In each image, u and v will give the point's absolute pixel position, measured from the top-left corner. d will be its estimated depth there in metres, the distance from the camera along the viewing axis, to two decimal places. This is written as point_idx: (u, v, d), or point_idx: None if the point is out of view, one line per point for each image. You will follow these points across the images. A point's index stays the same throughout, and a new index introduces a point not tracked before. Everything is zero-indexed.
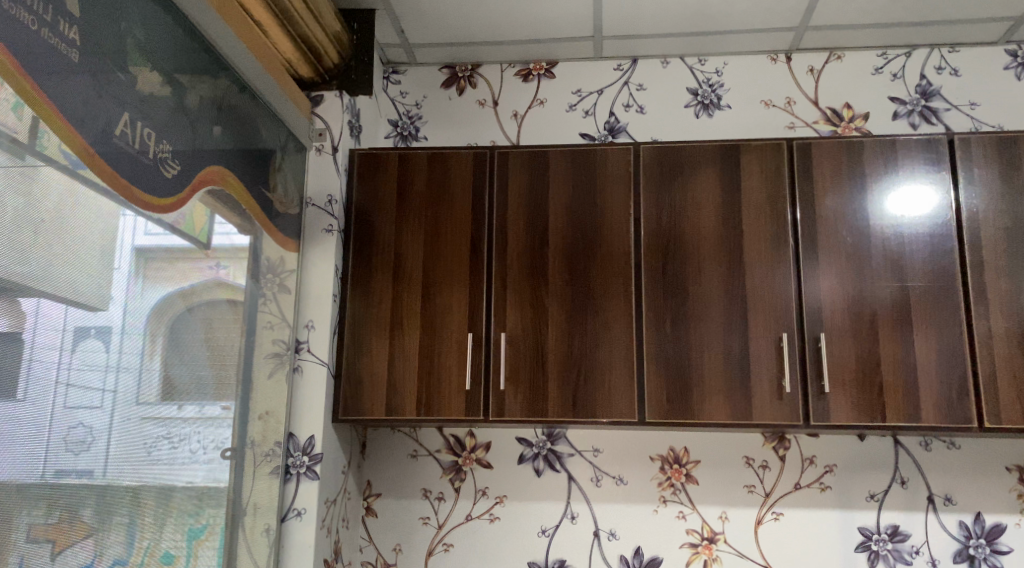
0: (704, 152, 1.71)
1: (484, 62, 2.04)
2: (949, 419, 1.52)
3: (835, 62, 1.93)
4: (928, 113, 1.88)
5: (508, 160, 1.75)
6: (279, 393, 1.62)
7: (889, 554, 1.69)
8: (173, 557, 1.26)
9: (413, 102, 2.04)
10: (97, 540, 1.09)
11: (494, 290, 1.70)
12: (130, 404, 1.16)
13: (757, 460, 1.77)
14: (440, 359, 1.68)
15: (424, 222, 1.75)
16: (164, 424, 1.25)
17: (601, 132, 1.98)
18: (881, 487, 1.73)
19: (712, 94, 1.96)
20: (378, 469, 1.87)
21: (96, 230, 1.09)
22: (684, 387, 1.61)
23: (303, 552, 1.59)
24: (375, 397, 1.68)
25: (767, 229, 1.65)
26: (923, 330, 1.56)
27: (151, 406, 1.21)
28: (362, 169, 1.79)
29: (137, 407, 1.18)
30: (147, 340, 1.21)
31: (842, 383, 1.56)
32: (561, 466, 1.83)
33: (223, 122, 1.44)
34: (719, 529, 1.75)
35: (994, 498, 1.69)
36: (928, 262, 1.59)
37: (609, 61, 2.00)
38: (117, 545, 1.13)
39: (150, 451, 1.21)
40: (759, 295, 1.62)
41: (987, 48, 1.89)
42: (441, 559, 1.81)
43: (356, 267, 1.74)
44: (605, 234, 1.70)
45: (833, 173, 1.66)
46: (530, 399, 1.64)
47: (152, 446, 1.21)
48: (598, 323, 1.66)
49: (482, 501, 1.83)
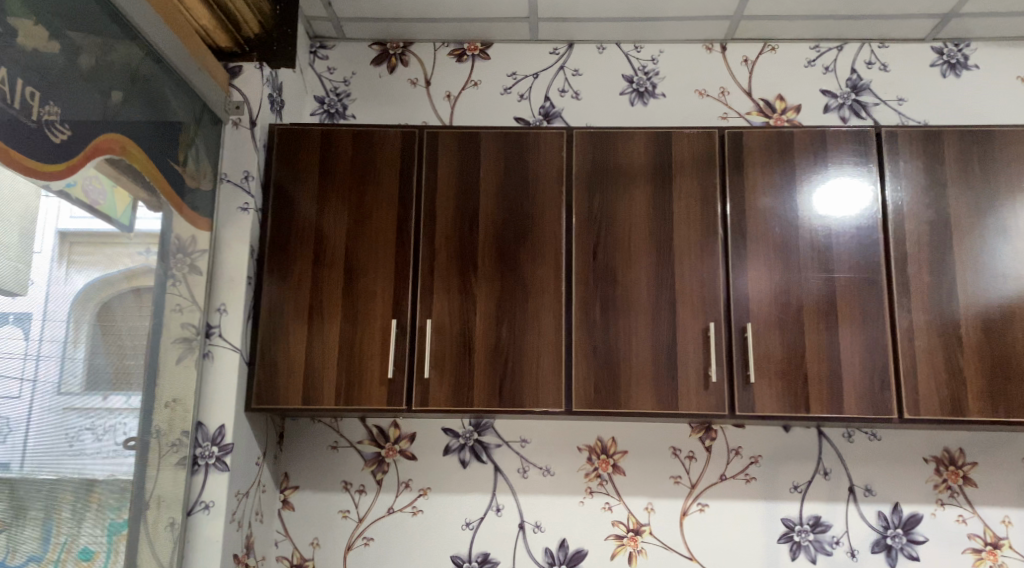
0: (636, 139, 1.68)
1: (416, 40, 1.97)
2: (870, 411, 1.53)
3: (769, 54, 1.92)
4: (858, 107, 1.89)
5: (437, 140, 1.69)
6: (188, 379, 1.54)
7: (811, 544, 1.70)
8: (92, 553, 1.25)
9: (342, 79, 1.96)
10: (10, 535, 1.08)
11: (420, 274, 1.63)
12: (50, 394, 1.16)
13: (684, 450, 1.76)
14: (362, 345, 1.61)
15: (347, 202, 1.67)
16: (89, 414, 1.26)
17: (536, 116, 1.93)
18: (805, 478, 1.73)
19: (647, 82, 1.93)
20: (297, 461, 1.79)
21: (15, 217, 1.09)
22: (611, 376, 1.58)
23: (211, 547, 1.51)
24: (291, 384, 1.60)
25: (697, 218, 1.63)
26: (848, 323, 1.57)
27: (75, 396, 1.22)
28: (281, 144, 1.71)
29: (59, 397, 1.18)
30: (72, 328, 1.22)
31: (768, 374, 1.56)
32: (488, 457, 1.78)
33: (122, 86, 1.35)
34: (645, 521, 1.73)
35: (912, 489, 1.71)
36: (854, 255, 1.59)
37: (545, 44, 1.96)
38: (32, 542, 1.11)
39: (73, 443, 1.22)
40: (688, 284, 1.60)
41: (915, 45, 1.91)
42: (361, 553, 1.75)
43: (273, 248, 1.66)
44: (537, 218, 1.65)
45: (763, 163, 1.65)
46: (456, 388, 1.59)
47: (75, 439, 1.22)
48: (527, 310, 1.61)
49: (405, 494, 1.77)
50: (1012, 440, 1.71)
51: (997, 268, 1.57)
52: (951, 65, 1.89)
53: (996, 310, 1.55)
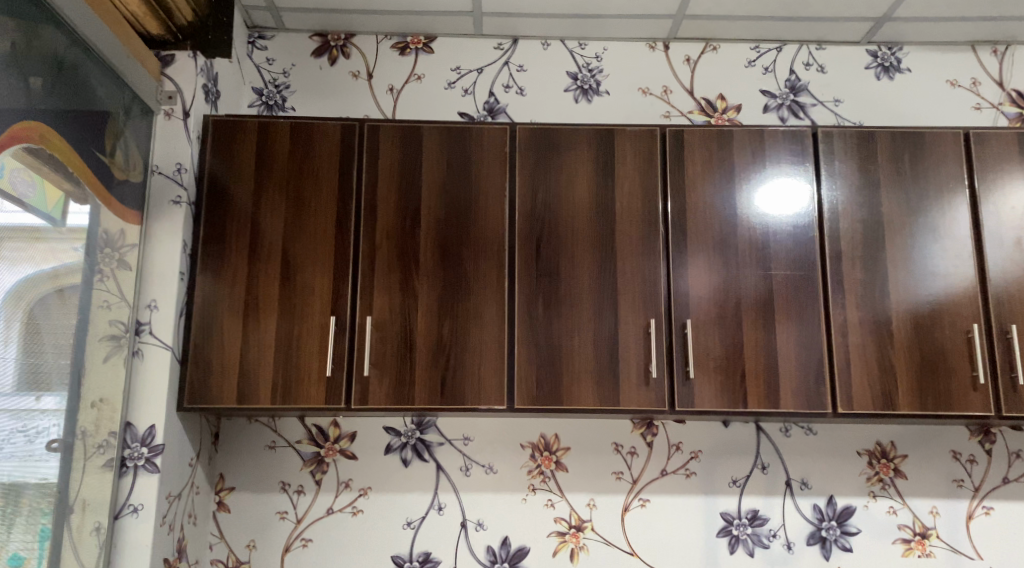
0: (579, 135, 1.68)
1: (358, 32, 1.94)
2: (806, 406, 1.56)
3: (711, 53, 1.95)
4: (796, 108, 1.92)
5: (378, 133, 1.66)
6: (116, 378, 1.48)
7: (748, 538, 1.73)
8: (23, 559, 1.23)
9: (281, 70, 1.91)
10: None
11: (360, 269, 1.60)
12: None
13: (626, 446, 1.77)
14: (300, 343, 1.57)
15: (285, 196, 1.63)
16: (20, 416, 1.22)
17: (480, 111, 1.91)
18: (743, 472, 1.75)
19: (591, 80, 1.93)
20: (233, 462, 1.75)
21: None
22: (553, 373, 1.57)
23: (141, 551, 1.46)
24: (225, 382, 1.56)
25: (639, 215, 1.64)
26: (785, 320, 1.59)
27: (4, 397, 1.19)
28: (216, 136, 1.66)
29: None
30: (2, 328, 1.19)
31: (707, 370, 1.57)
32: (430, 455, 1.76)
33: (43, 72, 1.29)
34: (587, 517, 1.74)
35: (845, 482, 1.75)
36: (791, 253, 1.62)
37: (489, 39, 1.94)
38: None
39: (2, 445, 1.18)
40: (629, 280, 1.61)
41: (851, 47, 1.95)
42: (299, 555, 1.71)
43: (207, 243, 1.61)
44: (480, 215, 1.64)
45: (703, 161, 1.67)
46: (396, 386, 1.56)
47: (5, 441, 1.19)
48: (469, 307, 1.60)
49: (345, 494, 1.74)
50: (939, 433, 1.77)
51: (927, 265, 1.61)
52: (885, 68, 1.94)
53: (926, 308, 1.59)
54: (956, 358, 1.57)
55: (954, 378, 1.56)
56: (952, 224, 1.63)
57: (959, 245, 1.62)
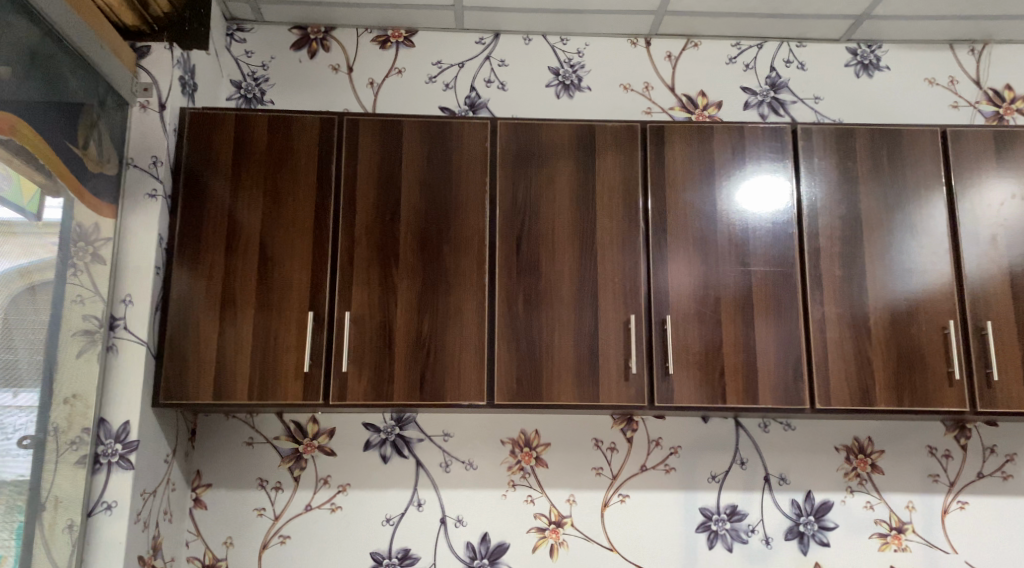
0: (560, 130, 1.68)
1: (338, 25, 1.92)
2: (784, 401, 1.57)
3: (692, 50, 1.95)
4: (776, 105, 1.93)
5: (358, 127, 1.65)
6: (90, 374, 1.46)
7: (727, 533, 1.73)
8: None
9: (259, 63, 1.90)
10: None
11: (338, 264, 1.59)
12: None
13: (605, 442, 1.77)
14: (277, 338, 1.56)
15: (262, 189, 1.62)
16: None
17: (461, 106, 1.90)
18: (722, 468, 1.76)
19: (572, 75, 1.93)
20: (209, 458, 1.73)
21: None
22: (533, 369, 1.57)
23: (115, 548, 1.45)
24: (202, 378, 1.54)
25: (619, 210, 1.64)
26: (764, 316, 1.60)
27: None
28: (193, 129, 1.64)
29: None
30: None
31: (686, 365, 1.58)
32: (409, 452, 1.75)
33: (14, 62, 1.27)
34: (566, 513, 1.74)
35: (823, 477, 1.76)
36: (770, 250, 1.63)
37: (470, 34, 1.93)
38: None
39: None
40: (610, 276, 1.61)
41: (831, 45, 1.96)
42: (277, 552, 1.70)
43: (183, 237, 1.59)
44: (460, 209, 1.63)
45: (683, 157, 1.67)
46: (375, 381, 1.55)
47: None
48: (449, 303, 1.59)
49: (324, 491, 1.73)
50: (916, 428, 1.78)
51: (905, 262, 1.62)
52: (864, 65, 1.95)
53: (903, 304, 1.60)
54: (932, 354, 1.58)
55: (931, 374, 1.57)
56: (929, 222, 1.64)
57: (936, 242, 1.63)
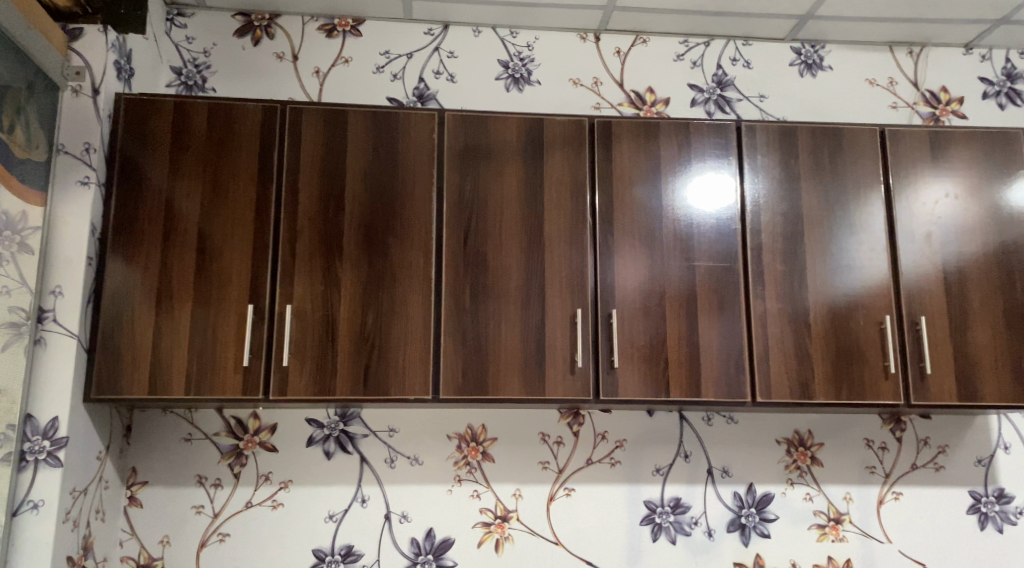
0: (507, 123, 1.67)
1: (283, 13, 1.88)
2: (726, 395, 1.59)
3: (640, 46, 1.96)
4: (722, 102, 1.95)
5: (301, 116, 1.62)
6: (15, 369, 1.41)
7: (671, 525, 1.75)
8: None
9: (201, 49, 1.85)
10: None
11: (280, 256, 1.56)
12: None
13: (552, 436, 1.77)
14: (216, 332, 1.52)
15: (202, 178, 1.58)
16: None
17: (409, 97, 1.88)
18: (667, 461, 1.77)
19: (522, 68, 1.92)
20: (145, 455, 1.68)
21: None
22: (480, 363, 1.56)
23: (41, 548, 1.40)
24: (136, 372, 1.50)
25: (567, 204, 1.64)
26: (708, 311, 1.61)
27: None
28: (128, 115, 1.59)
29: None
30: None
31: (631, 359, 1.58)
32: (354, 447, 1.73)
33: None
34: (512, 507, 1.73)
35: (765, 469, 1.79)
36: (713, 246, 1.64)
37: (419, 24, 1.91)
38: None
39: None
40: (557, 270, 1.61)
41: (776, 44, 1.99)
42: (215, 550, 1.66)
43: (118, 226, 1.54)
44: (406, 202, 1.61)
45: (631, 152, 1.67)
46: (317, 376, 1.52)
47: None
48: (394, 296, 1.57)
49: (265, 487, 1.70)
50: (854, 422, 1.82)
51: (845, 259, 1.65)
52: (808, 65, 1.98)
53: (843, 300, 1.63)
54: (869, 348, 1.61)
55: (868, 368, 1.61)
56: (868, 220, 1.67)
57: (874, 239, 1.66)
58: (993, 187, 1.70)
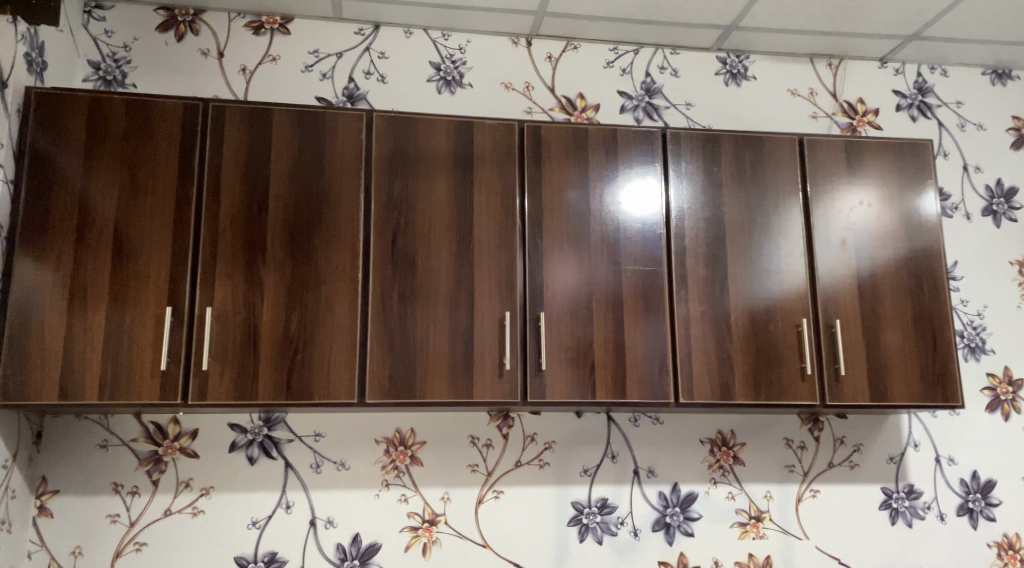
0: (436, 125, 1.66)
1: (208, 9, 1.84)
2: (651, 396, 1.61)
3: (571, 52, 1.98)
4: (650, 109, 1.98)
5: (224, 114, 1.58)
6: None
7: (598, 526, 1.77)
8: None
9: (121, 43, 1.79)
10: None
11: (200, 257, 1.52)
12: None
13: (481, 438, 1.77)
14: (132, 335, 1.48)
15: (119, 175, 1.53)
16: None
17: (339, 97, 1.86)
18: (594, 461, 1.79)
19: (454, 71, 1.92)
20: (57, 463, 1.62)
21: None
22: (407, 366, 1.55)
23: None
24: (45, 376, 1.44)
25: (496, 208, 1.65)
26: (633, 315, 1.64)
27: None
28: (40, 110, 1.53)
29: None
30: None
31: (558, 362, 1.60)
32: (278, 452, 1.70)
33: None
34: (440, 511, 1.73)
35: (689, 469, 1.82)
36: (640, 250, 1.67)
37: (350, 24, 1.89)
38: None
39: None
40: (486, 273, 1.61)
41: (703, 54, 2.03)
42: (131, 560, 1.61)
43: (27, 225, 1.49)
44: (332, 203, 1.59)
45: (560, 157, 1.69)
46: (238, 380, 1.49)
47: None
48: (320, 299, 1.55)
49: (185, 494, 1.65)
50: (774, 422, 1.87)
51: (766, 264, 1.70)
52: (733, 74, 2.03)
53: (763, 304, 1.68)
54: (788, 350, 1.66)
55: (786, 369, 1.65)
56: (788, 226, 1.72)
57: (794, 245, 1.71)
58: (905, 196, 1.77)
